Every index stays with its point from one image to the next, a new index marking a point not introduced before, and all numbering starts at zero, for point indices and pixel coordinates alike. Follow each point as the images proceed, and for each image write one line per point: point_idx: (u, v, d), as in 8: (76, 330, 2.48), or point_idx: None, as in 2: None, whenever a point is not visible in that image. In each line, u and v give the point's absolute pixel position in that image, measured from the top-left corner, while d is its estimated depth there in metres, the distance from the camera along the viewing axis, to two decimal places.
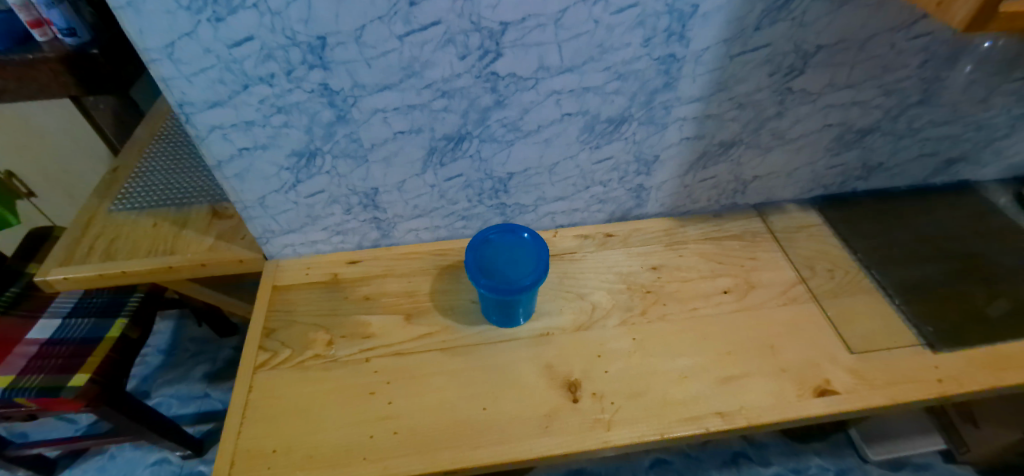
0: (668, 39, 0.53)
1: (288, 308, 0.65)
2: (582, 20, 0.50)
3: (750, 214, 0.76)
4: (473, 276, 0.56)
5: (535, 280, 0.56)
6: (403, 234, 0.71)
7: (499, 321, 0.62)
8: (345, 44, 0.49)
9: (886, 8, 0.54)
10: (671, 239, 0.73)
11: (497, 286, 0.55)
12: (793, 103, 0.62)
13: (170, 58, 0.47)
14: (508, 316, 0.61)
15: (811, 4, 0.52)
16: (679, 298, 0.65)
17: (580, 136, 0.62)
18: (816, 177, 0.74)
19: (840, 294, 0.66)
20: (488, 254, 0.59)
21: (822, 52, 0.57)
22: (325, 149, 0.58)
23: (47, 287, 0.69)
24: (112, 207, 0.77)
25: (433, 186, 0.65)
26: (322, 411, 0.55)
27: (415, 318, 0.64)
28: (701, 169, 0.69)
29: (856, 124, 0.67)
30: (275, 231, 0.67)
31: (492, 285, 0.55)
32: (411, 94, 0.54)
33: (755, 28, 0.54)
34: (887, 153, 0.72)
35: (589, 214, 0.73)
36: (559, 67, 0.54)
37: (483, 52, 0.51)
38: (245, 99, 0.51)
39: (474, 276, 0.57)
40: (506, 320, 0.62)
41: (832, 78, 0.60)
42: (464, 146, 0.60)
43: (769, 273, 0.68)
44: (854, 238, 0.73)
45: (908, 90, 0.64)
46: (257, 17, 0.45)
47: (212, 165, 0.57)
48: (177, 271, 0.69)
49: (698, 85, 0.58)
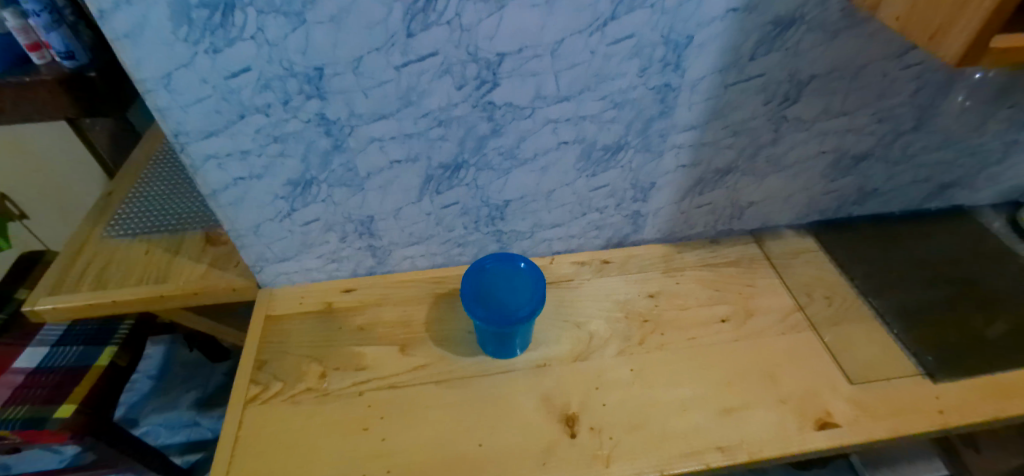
0: (664, 69, 0.54)
1: (280, 338, 0.64)
2: (578, 50, 0.51)
3: (747, 239, 0.76)
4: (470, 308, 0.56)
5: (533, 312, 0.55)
6: (399, 261, 0.70)
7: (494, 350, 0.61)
8: (342, 74, 0.49)
9: (878, 38, 0.55)
10: (669, 265, 0.73)
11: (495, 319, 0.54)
12: (787, 130, 0.63)
13: (166, 88, 0.47)
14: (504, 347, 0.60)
15: (805, 35, 0.53)
16: (678, 326, 0.65)
17: (578, 163, 0.62)
18: (812, 203, 0.74)
19: (840, 321, 0.65)
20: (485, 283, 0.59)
21: (816, 80, 0.58)
22: (321, 178, 0.58)
23: (34, 316, 0.67)
24: (105, 233, 0.76)
25: (430, 213, 0.64)
26: (314, 449, 0.53)
27: (410, 349, 0.63)
28: (698, 195, 0.69)
29: (851, 150, 0.67)
30: (270, 258, 0.66)
31: (490, 318, 0.55)
32: (408, 123, 0.54)
33: (750, 57, 0.54)
34: (882, 179, 0.73)
35: (587, 240, 0.73)
36: (556, 96, 0.54)
37: (480, 81, 0.52)
38: (241, 128, 0.51)
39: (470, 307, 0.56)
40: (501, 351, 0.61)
41: (826, 106, 0.61)
42: (461, 174, 0.60)
43: (768, 300, 0.68)
44: (851, 264, 0.73)
45: (901, 117, 0.64)
46: (255, 48, 0.45)
47: (206, 193, 0.57)
48: (169, 299, 0.68)
49: (694, 113, 0.59)
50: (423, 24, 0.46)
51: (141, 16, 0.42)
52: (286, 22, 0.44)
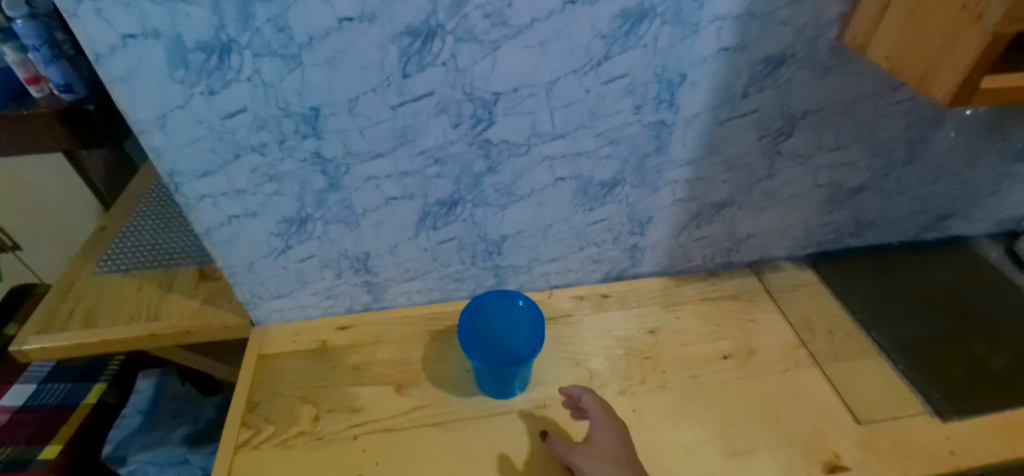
0: (658, 106, 0.54)
1: (273, 379, 0.62)
2: (573, 89, 0.51)
3: (746, 272, 0.75)
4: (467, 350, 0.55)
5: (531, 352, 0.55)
6: (395, 297, 0.69)
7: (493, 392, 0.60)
8: (338, 114, 0.49)
9: (868, 76, 0.56)
10: (669, 299, 0.72)
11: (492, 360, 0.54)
12: (782, 165, 0.63)
13: (161, 129, 0.47)
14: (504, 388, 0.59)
15: (796, 73, 0.54)
16: (679, 363, 0.63)
17: (574, 199, 0.62)
18: (810, 235, 0.74)
19: (844, 357, 0.64)
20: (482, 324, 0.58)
21: (808, 116, 0.59)
22: (316, 216, 0.57)
23: (21, 357, 0.66)
24: (96, 269, 0.75)
25: (426, 249, 0.64)
26: None
27: (406, 389, 0.61)
28: (696, 228, 0.69)
29: (846, 183, 0.67)
30: (263, 296, 0.65)
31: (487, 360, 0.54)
32: (404, 161, 0.54)
33: (743, 94, 0.55)
34: (879, 211, 0.73)
35: (585, 274, 0.72)
36: (551, 133, 0.54)
37: (476, 120, 0.52)
38: (236, 168, 0.51)
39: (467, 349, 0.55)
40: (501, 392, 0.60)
41: (819, 141, 0.61)
42: (457, 210, 0.60)
43: (770, 336, 0.67)
44: (852, 297, 0.72)
45: (894, 151, 0.65)
46: (251, 89, 0.45)
47: (200, 231, 0.56)
48: (160, 338, 0.66)
49: (689, 149, 0.59)
50: (418, 66, 0.47)
51: (137, 60, 0.42)
52: (282, 64, 0.44)
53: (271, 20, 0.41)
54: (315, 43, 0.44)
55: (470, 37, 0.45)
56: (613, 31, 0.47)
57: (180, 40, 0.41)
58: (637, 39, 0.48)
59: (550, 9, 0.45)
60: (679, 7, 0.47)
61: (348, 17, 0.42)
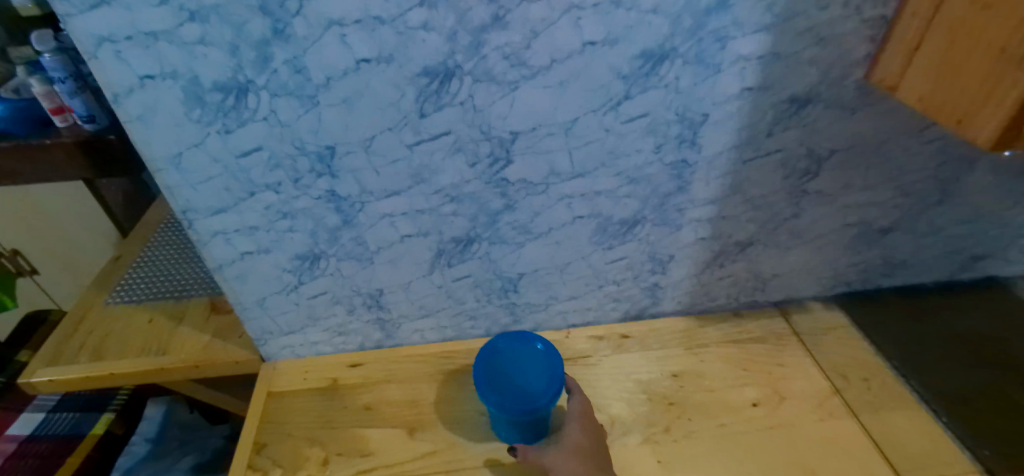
0: (680, 145, 0.53)
1: (282, 419, 0.60)
2: (592, 128, 0.50)
3: (772, 312, 0.72)
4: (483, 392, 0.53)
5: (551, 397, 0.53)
6: (407, 334, 0.68)
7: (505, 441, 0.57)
8: (353, 153, 0.48)
9: (898, 115, 0.54)
10: (691, 341, 0.69)
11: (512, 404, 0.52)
12: (809, 204, 0.61)
13: (177, 167, 0.47)
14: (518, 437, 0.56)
15: (822, 112, 0.52)
16: (704, 411, 0.60)
17: (593, 237, 0.60)
18: (839, 275, 0.71)
19: (881, 408, 0.60)
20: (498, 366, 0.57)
21: (836, 155, 0.56)
22: (329, 252, 0.56)
23: (28, 390, 0.65)
24: (109, 300, 0.75)
25: (440, 286, 0.62)
26: None
27: (417, 432, 0.59)
28: (719, 267, 0.66)
29: (876, 223, 0.65)
30: (273, 332, 0.64)
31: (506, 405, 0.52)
32: (419, 199, 0.53)
33: (767, 133, 0.53)
34: (911, 251, 0.69)
35: (603, 313, 0.70)
36: (570, 172, 0.53)
37: (493, 159, 0.51)
38: (250, 205, 0.51)
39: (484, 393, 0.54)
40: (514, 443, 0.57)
41: (848, 180, 0.59)
42: (473, 248, 0.59)
43: (799, 382, 0.63)
44: (886, 342, 0.69)
45: (926, 191, 0.62)
46: (267, 128, 0.45)
47: (212, 267, 0.56)
48: (168, 373, 0.65)
49: (712, 188, 0.57)
50: (435, 105, 0.46)
51: (155, 100, 0.42)
52: (298, 104, 0.44)
53: (289, 61, 0.41)
54: (333, 83, 0.43)
55: (488, 77, 0.45)
56: (634, 71, 0.46)
57: (198, 80, 0.41)
58: (658, 79, 0.47)
59: (570, 49, 0.44)
60: (701, 48, 0.46)
61: (366, 58, 0.42)
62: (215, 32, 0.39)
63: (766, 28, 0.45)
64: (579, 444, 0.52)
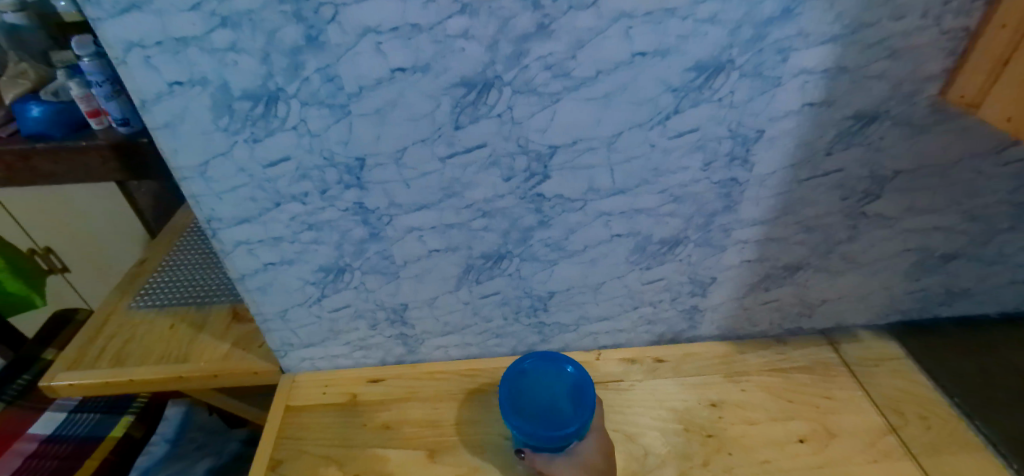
0: (730, 163, 0.49)
1: (299, 434, 0.59)
2: (636, 144, 0.47)
3: (818, 340, 0.67)
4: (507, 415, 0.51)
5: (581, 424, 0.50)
6: (431, 350, 0.65)
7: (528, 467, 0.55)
8: (384, 165, 0.46)
9: (973, 134, 0.49)
10: (730, 368, 0.65)
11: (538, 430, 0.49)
12: (866, 228, 0.56)
13: (202, 176, 0.45)
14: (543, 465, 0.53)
15: (889, 129, 0.48)
16: (745, 445, 0.56)
17: (631, 256, 0.56)
18: (893, 302, 0.66)
19: (943, 450, 0.55)
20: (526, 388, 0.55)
21: (900, 177, 0.52)
22: (354, 265, 0.54)
23: (49, 393, 0.64)
24: (134, 303, 0.74)
25: (467, 303, 0.60)
26: None
27: (438, 455, 0.56)
28: (763, 291, 0.62)
29: (938, 249, 0.60)
30: (294, 344, 0.62)
31: (532, 431, 0.49)
32: (449, 214, 0.50)
33: (826, 152, 0.49)
34: (975, 279, 0.64)
35: (636, 334, 0.66)
36: (610, 189, 0.50)
37: (529, 174, 0.48)
38: (275, 216, 0.49)
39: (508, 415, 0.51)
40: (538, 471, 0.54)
41: (911, 203, 0.54)
42: (503, 265, 0.56)
43: (850, 418, 0.58)
44: (945, 378, 0.64)
45: (997, 216, 0.57)
46: (295, 138, 0.43)
47: (235, 277, 0.54)
48: (187, 381, 0.64)
49: (761, 208, 0.53)
50: (471, 117, 0.43)
51: (182, 107, 0.40)
52: (329, 113, 0.42)
53: (321, 70, 0.39)
54: (365, 93, 0.41)
55: (529, 88, 0.42)
56: (685, 84, 0.43)
57: (227, 88, 0.39)
58: (711, 92, 0.43)
59: (617, 60, 0.41)
60: (760, 60, 0.42)
61: (401, 67, 0.40)
62: (247, 39, 0.37)
63: (833, 40, 0.41)
64: (591, 461, 0.50)
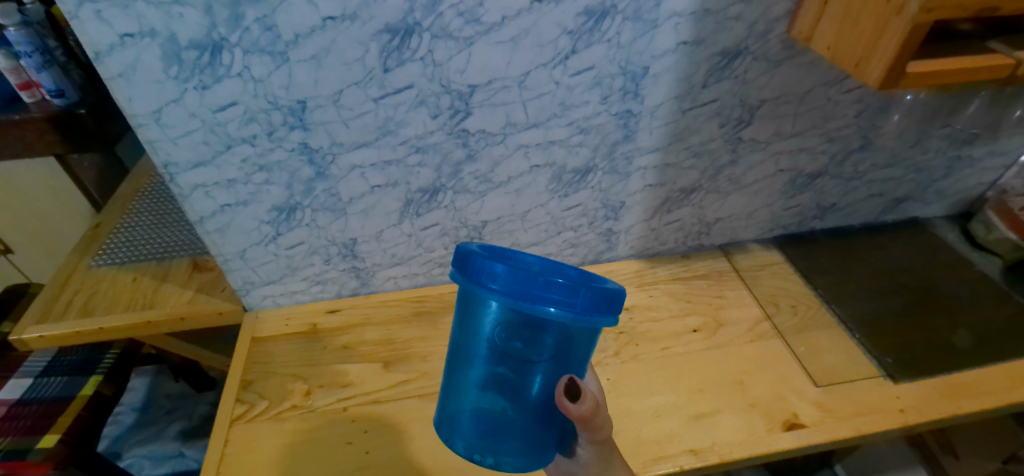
0: (624, 97, 0.58)
1: (267, 359, 0.66)
2: (543, 82, 0.55)
3: (716, 253, 0.81)
4: (467, 253, 0.39)
5: (572, 313, 0.36)
6: (382, 281, 0.74)
7: (466, 388, 0.44)
8: (323, 106, 0.52)
9: (819, 67, 0.60)
10: (642, 280, 0.77)
11: (510, 281, 0.36)
12: (743, 151, 0.67)
13: (157, 123, 0.49)
14: (487, 373, 0.43)
15: (751, 64, 0.58)
16: (651, 337, 0.69)
17: (550, 185, 0.66)
18: (775, 218, 0.79)
19: (805, 330, 0.70)
20: (501, 255, 0.43)
21: (766, 104, 0.62)
22: (304, 204, 0.60)
23: (21, 346, 0.69)
24: (92, 263, 0.78)
25: (410, 235, 0.68)
26: (311, 469, 0.56)
27: (392, 365, 0.66)
28: (666, 212, 0.73)
29: (805, 169, 0.72)
30: (255, 282, 0.69)
31: (508, 285, 0.36)
32: (387, 151, 0.57)
33: (703, 85, 0.59)
34: (839, 194, 0.78)
35: (563, 257, 0.77)
36: (525, 123, 0.58)
37: (454, 111, 0.55)
38: (227, 159, 0.54)
39: (465, 257, 0.39)
40: (479, 387, 0.44)
41: (778, 128, 0.65)
42: (439, 197, 0.64)
43: (735, 311, 0.72)
44: (815, 275, 0.78)
45: (848, 137, 0.69)
46: (241, 84, 0.48)
47: (194, 220, 0.59)
48: (155, 325, 0.69)
49: (655, 137, 0.63)
50: (398, 60, 0.50)
51: (134, 57, 0.45)
52: (270, 60, 0.47)
53: (260, 20, 0.45)
54: (302, 40, 0.47)
55: (445, 34, 0.49)
56: (578, 27, 0.51)
57: (174, 38, 0.44)
58: (601, 34, 0.52)
59: (519, 7, 0.48)
60: (638, 5, 0.50)
61: (331, 16, 0.46)
62: None
63: None
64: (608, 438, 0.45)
